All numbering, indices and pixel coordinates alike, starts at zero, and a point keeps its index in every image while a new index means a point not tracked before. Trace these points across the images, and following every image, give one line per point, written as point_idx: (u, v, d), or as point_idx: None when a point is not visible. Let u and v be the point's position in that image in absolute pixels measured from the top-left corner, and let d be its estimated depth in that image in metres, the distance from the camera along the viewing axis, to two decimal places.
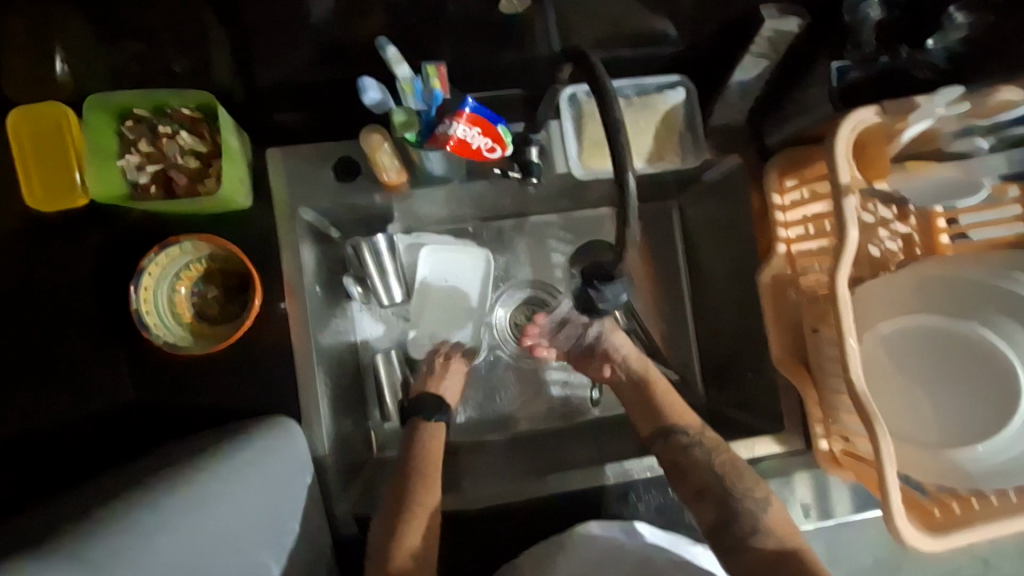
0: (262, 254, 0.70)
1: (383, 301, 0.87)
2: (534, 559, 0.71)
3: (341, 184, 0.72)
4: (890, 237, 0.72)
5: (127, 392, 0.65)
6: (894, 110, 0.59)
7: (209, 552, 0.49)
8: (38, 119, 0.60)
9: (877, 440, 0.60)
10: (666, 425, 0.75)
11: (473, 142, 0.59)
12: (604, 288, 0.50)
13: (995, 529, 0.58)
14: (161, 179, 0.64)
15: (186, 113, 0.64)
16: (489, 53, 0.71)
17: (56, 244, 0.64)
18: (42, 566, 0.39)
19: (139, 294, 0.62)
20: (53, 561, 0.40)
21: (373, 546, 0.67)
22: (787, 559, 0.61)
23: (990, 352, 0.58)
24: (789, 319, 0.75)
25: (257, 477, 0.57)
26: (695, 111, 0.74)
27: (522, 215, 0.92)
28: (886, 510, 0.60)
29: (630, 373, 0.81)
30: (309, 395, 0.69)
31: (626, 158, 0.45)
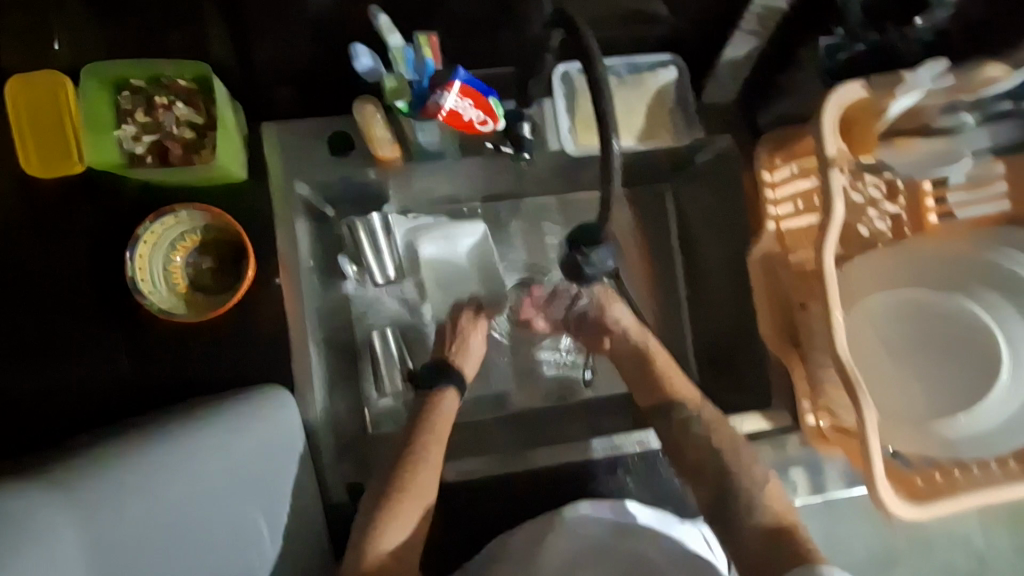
0: (257, 227, 0.70)
1: (377, 280, 0.87)
2: (527, 537, 0.72)
3: (336, 158, 0.73)
4: (879, 217, 0.71)
5: (122, 363, 0.65)
6: (880, 84, 0.60)
7: (195, 502, 0.51)
8: (36, 89, 0.61)
9: (862, 411, 0.60)
10: (665, 400, 0.76)
11: (465, 114, 0.60)
12: (591, 252, 0.52)
13: (977, 498, 0.59)
14: (157, 149, 0.64)
15: (182, 84, 0.64)
16: (490, 35, 0.74)
17: (52, 214, 0.65)
18: (29, 496, 0.42)
19: (133, 263, 0.63)
20: (42, 492, 0.43)
21: (360, 518, 0.67)
22: (784, 533, 0.61)
23: (971, 323, 0.59)
24: (778, 296, 0.75)
25: (251, 434, 0.59)
26: (687, 91, 0.75)
27: (519, 196, 0.92)
28: (869, 478, 0.61)
29: (627, 350, 0.81)
30: (302, 368, 0.69)
31: (611, 124, 0.46)
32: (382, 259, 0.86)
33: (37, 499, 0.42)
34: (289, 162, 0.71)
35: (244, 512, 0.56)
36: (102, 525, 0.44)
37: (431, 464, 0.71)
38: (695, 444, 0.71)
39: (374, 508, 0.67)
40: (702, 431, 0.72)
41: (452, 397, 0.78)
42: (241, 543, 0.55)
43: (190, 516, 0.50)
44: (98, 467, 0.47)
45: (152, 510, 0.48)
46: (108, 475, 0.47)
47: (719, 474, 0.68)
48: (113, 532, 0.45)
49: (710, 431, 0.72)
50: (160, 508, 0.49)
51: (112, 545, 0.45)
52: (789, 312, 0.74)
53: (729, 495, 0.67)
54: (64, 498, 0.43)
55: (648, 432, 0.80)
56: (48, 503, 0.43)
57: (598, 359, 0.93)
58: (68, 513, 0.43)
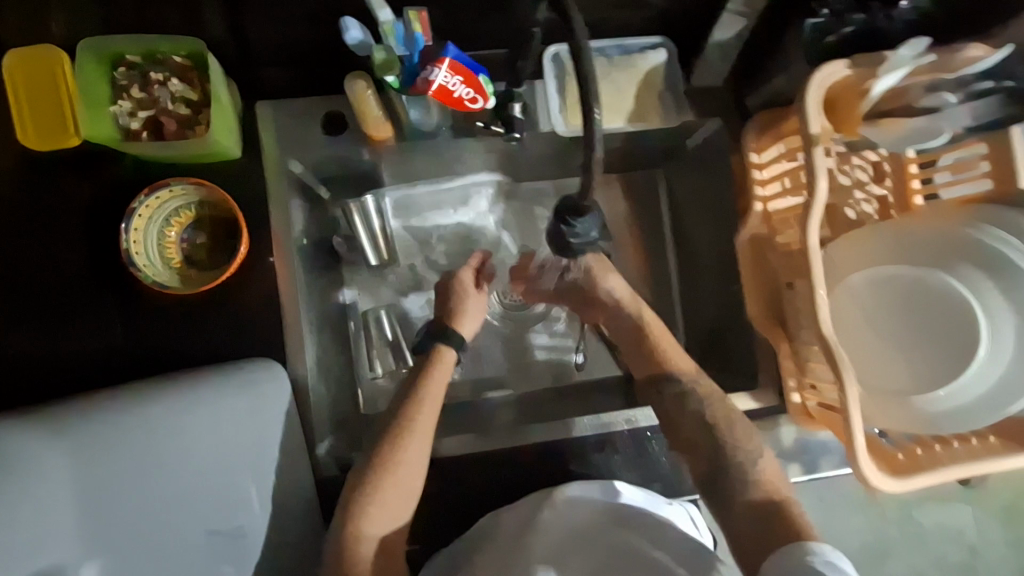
0: (251, 204, 0.71)
1: (370, 262, 0.88)
2: (517, 514, 0.72)
3: (329, 138, 0.73)
4: (866, 199, 0.73)
5: (116, 335, 0.66)
6: (864, 63, 0.61)
7: (178, 455, 0.55)
8: (32, 62, 0.62)
9: (844, 386, 0.61)
10: (657, 373, 0.76)
11: (454, 90, 0.62)
12: (575, 223, 0.53)
13: (955, 470, 0.61)
14: (152, 125, 0.65)
15: (177, 61, 0.65)
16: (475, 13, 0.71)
17: (49, 188, 0.66)
18: (28, 432, 0.49)
19: (128, 236, 0.64)
20: (41, 430, 0.50)
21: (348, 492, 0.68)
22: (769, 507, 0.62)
23: (952, 299, 0.60)
24: (765, 276, 0.75)
25: (243, 403, 0.60)
26: (676, 73, 0.76)
27: (514, 180, 0.91)
28: (851, 451, 0.62)
29: (621, 327, 0.81)
30: (295, 343, 0.71)
31: (595, 99, 0.45)
32: (376, 243, 0.88)
33: (34, 436, 0.50)
34: (281, 140, 0.72)
35: (231, 470, 0.58)
36: (88, 463, 0.50)
37: (415, 445, 0.69)
38: (682, 420, 0.72)
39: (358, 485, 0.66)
40: (689, 408, 0.72)
41: (450, 357, 0.78)
42: (229, 498, 0.57)
43: (171, 466, 0.54)
44: (89, 415, 0.53)
45: (133, 456, 0.53)
46: (97, 422, 0.53)
47: (704, 449, 0.69)
48: (96, 470, 0.50)
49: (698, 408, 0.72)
50: (142, 455, 0.53)
51: (96, 482, 0.50)
52: (775, 293, 0.74)
53: (718, 471, 0.67)
54: (57, 437, 0.50)
55: (642, 410, 0.80)
56: (43, 440, 0.50)
57: (590, 341, 0.94)
58: (59, 448, 0.50)
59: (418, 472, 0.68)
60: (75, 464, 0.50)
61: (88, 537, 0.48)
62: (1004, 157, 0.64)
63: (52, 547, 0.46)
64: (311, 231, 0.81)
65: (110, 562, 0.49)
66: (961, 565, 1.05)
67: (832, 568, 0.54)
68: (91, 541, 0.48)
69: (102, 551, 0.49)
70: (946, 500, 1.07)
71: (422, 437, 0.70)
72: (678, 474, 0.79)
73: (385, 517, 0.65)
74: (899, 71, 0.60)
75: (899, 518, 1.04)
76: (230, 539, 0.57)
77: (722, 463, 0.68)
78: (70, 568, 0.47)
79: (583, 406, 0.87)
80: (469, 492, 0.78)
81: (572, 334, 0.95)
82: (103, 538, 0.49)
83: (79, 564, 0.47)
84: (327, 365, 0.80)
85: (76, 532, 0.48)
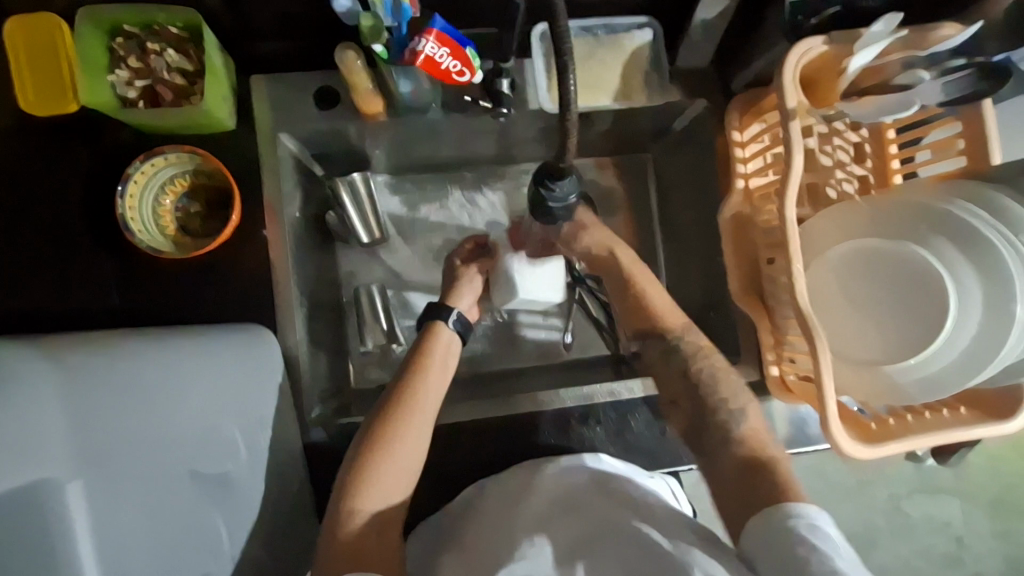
0: (245, 175, 0.73)
1: (362, 239, 0.89)
2: (501, 485, 0.72)
3: (320, 111, 0.75)
4: (847, 178, 0.74)
5: (112, 298, 0.68)
6: (840, 38, 0.62)
7: (172, 390, 0.52)
8: (35, 30, 0.64)
9: (818, 355, 0.62)
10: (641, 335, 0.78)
11: (442, 62, 0.63)
12: (554, 185, 0.58)
13: (927, 438, 0.62)
14: (150, 95, 0.67)
15: (174, 32, 0.67)
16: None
17: (49, 155, 0.68)
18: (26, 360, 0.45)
19: (124, 202, 0.66)
20: (40, 361, 0.46)
21: (345, 462, 0.69)
22: (745, 473, 0.64)
23: (925, 270, 0.61)
24: (747, 254, 0.76)
25: (230, 360, 0.59)
26: (661, 53, 0.77)
27: (507, 160, 0.94)
28: (823, 419, 0.62)
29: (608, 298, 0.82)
30: (286, 309, 0.73)
31: (571, 69, 0.46)
32: (366, 221, 0.89)
33: (28, 354, 0.46)
34: (275, 113, 0.74)
35: (219, 417, 0.56)
36: (77, 381, 0.47)
37: (414, 422, 0.69)
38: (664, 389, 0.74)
39: (356, 462, 0.67)
40: (671, 378, 0.74)
41: (447, 338, 0.77)
42: (215, 445, 0.55)
43: (163, 400, 0.51)
44: (87, 347, 0.50)
45: (132, 391, 0.49)
46: (97, 354, 0.49)
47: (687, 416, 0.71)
48: (86, 389, 0.47)
49: (679, 378, 0.74)
50: (134, 383, 0.50)
51: (85, 401, 0.46)
52: (756, 268, 0.75)
53: (699, 439, 0.70)
54: (53, 360, 0.46)
55: (636, 381, 0.81)
56: (37, 360, 0.46)
57: (578, 320, 0.96)
58: (45, 363, 0.46)
59: (417, 453, 0.68)
60: (64, 380, 0.46)
61: (77, 454, 0.44)
62: (978, 132, 0.65)
63: (40, 458, 0.42)
64: (307, 206, 0.83)
65: (95, 485, 0.45)
66: (946, 555, 1.09)
67: (813, 531, 0.55)
68: (80, 458, 0.44)
69: (89, 472, 0.45)
70: (934, 489, 1.08)
71: (425, 418, 0.70)
72: (661, 447, 0.80)
73: (383, 492, 0.65)
74: (873, 45, 0.61)
75: (878, 497, 1.07)
76: (212, 488, 0.55)
77: (702, 430, 0.69)
78: (56, 483, 0.42)
79: (572, 379, 0.90)
80: (455, 462, 0.79)
81: (559, 313, 0.96)
82: (91, 458, 0.45)
83: (67, 480, 0.43)
84: (319, 336, 0.82)
85: (65, 447, 0.44)
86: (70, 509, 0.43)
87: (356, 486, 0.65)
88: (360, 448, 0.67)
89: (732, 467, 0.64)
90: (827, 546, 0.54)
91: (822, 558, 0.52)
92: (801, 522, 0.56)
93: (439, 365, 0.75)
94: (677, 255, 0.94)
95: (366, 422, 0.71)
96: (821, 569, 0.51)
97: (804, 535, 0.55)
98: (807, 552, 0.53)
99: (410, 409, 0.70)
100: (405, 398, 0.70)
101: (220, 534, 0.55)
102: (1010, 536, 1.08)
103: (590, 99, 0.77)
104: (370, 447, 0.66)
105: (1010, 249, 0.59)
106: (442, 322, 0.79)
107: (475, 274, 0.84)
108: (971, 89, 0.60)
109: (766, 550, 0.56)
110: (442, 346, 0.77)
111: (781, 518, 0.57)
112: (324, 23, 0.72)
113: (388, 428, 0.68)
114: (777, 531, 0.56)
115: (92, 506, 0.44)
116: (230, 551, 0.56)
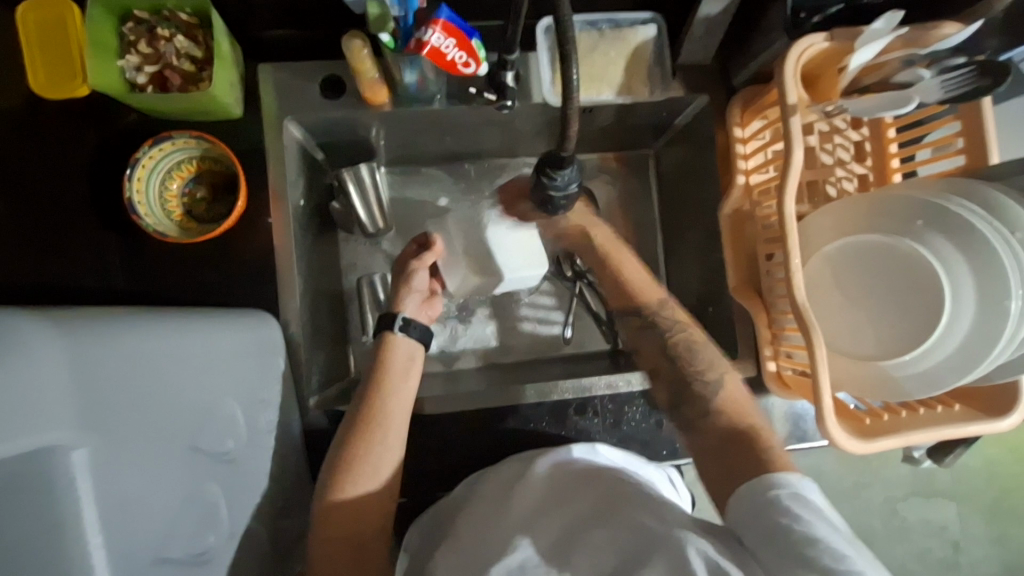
0: (251, 161, 0.74)
1: (367, 229, 0.90)
2: (495, 480, 0.71)
3: (326, 101, 0.76)
4: (847, 177, 0.75)
5: (118, 279, 0.69)
6: (842, 36, 0.63)
7: (174, 363, 0.50)
8: (47, 12, 0.65)
9: (813, 349, 0.62)
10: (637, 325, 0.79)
11: (448, 53, 0.63)
12: (555, 174, 0.59)
13: (919, 435, 0.63)
14: (158, 80, 0.68)
15: (183, 18, 0.68)
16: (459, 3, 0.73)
17: (58, 135, 0.69)
18: (22, 317, 0.39)
19: (132, 184, 0.66)
20: (36, 320, 0.40)
21: (335, 448, 0.69)
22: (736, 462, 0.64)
23: (921, 266, 0.62)
24: (746, 249, 0.76)
25: (225, 341, 0.59)
26: (665, 49, 0.78)
27: (510, 155, 0.95)
28: (819, 413, 0.62)
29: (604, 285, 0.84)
30: (289, 294, 0.73)
31: (573, 59, 0.47)
32: (371, 212, 0.89)
33: (21, 314, 0.40)
34: (282, 102, 0.75)
35: (218, 394, 0.56)
36: (82, 345, 0.42)
37: (397, 405, 0.70)
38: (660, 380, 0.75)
39: (342, 449, 0.67)
40: (668, 370, 0.74)
41: (400, 343, 0.75)
42: (214, 421, 0.55)
43: (166, 373, 0.49)
44: (81, 315, 0.45)
45: (136, 360, 0.46)
46: (96, 322, 0.45)
47: (682, 408, 0.71)
48: (91, 355, 0.42)
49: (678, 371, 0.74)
50: (139, 353, 0.47)
51: (90, 366, 0.41)
52: (755, 263, 0.76)
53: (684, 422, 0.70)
54: (49, 321, 0.41)
55: (632, 374, 0.82)
56: (30, 319, 0.40)
57: (578, 315, 0.97)
58: (46, 324, 0.40)
59: (400, 436, 0.69)
60: (67, 341, 0.40)
61: (85, 418, 0.40)
62: (977, 131, 0.66)
63: (46, 421, 0.37)
64: (310, 194, 0.84)
65: (102, 454, 0.41)
66: (941, 560, 1.09)
67: (796, 499, 0.56)
68: (88, 423, 0.40)
69: (97, 440, 0.40)
70: (931, 493, 1.08)
71: (402, 401, 0.71)
72: (657, 440, 0.80)
73: (372, 476, 0.67)
74: (875, 42, 0.61)
75: (873, 498, 1.07)
76: (213, 462, 0.54)
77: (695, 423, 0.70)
78: (61, 451, 0.38)
79: (570, 371, 0.90)
80: (451, 451, 0.80)
81: (560, 308, 0.97)
82: (98, 426, 0.41)
83: (73, 447, 0.38)
84: (321, 322, 0.83)
85: (72, 410, 0.39)
86: (77, 479, 0.38)
87: (344, 472, 0.66)
88: (353, 434, 0.68)
89: (716, 447, 0.65)
90: (810, 513, 0.54)
91: (805, 526, 0.52)
92: (785, 491, 0.56)
93: (404, 360, 0.74)
94: (678, 252, 0.95)
95: (350, 407, 0.71)
96: (804, 536, 0.52)
97: (787, 504, 0.55)
98: (791, 520, 0.53)
99: (390, 392, 0.70)
100: (385, 382, 0.71)
101: (219, 509, 0.54)
102: (1005, 541, 1.09)
103: (595, 92, 0.77)
104: (356, 434, 0.67)
105: (1003, 242, 0.59)
106: (388, 330, 0.75)
107: (421, 275, 0.82)
108: (971, 85, 0.60)
109: (752, 521, 0.56)
110: (396, 351, 0.74)
111: (767, 492, 0.57)
112: (332, 13, 0.73)
113: (380, 414, 0.69)
114: (761, 502, 0.56)
115: (98, 476, 0.40)
116: (228, 527, 0.56)
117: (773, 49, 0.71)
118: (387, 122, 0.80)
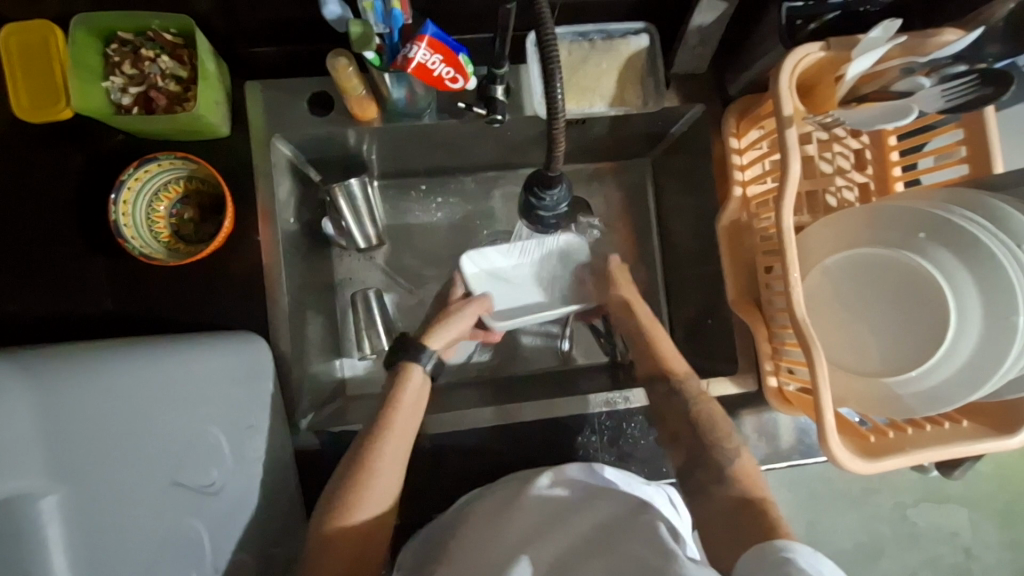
0: (238, 179, 0.73)
1: (359, 245, 0.90)
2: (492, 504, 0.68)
3: (314, 116, 0.74)
4: (847, 186, 0.74)
5: (105, 302, 0.69)
6: (838, 45, 0.61)
7: (152, 396, 0.51)
8: (29, 35, 0.64)
9: (814, 365, 0.59)
10: (660, 377, 0.78)
11: (434, 68, 0.61)
12: (544, 194, 0.59)
13: (924, 454, 0.61)
14: (143, 101, 0.67)
15: (168, 38, 0.67)
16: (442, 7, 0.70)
17: (44, 158, 0.68)
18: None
19: (118, 208, 0.65)
20: (14, 375, 0.43)
21: (338, 475, 0.68)
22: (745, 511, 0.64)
23: (923, 279, 0.60)
24: (743, 260, 0.75)
25: (211, 367, 0.58)
26: (658, 59, 0.76)
27: (504, 167, 0.95)
28: (822, 434, 0.60)
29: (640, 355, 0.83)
30: (278, 312, 0.72)
31: (557, 78, 0.46)
32: (365, 228, 0.89)
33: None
34: (270, 120, 0.74)
35: (203, 426, 0.55)
36: (57, 395, 0.44)
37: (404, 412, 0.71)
38: (678, 441, 0.73)
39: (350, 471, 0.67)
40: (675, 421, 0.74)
41: (420, 377, 0.75)
42: (199, 452, 0.54)
43: (146, 408, 0.50)
44: (55, 358, 0.47)
45: (107, 398, 0.47)
46: (75, 365, 0.47)
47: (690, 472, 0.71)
48: (68, 403, 0.45)
49: None
50: (121, 390, 0.49)
51: (66, 413, 0.44)
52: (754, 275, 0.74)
53: (695, 485, 0.70)
54: (21, 371, 0.44)
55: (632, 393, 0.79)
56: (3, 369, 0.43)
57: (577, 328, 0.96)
58: (16, 372, 0.43)
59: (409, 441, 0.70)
60: (39, 391, 0.43)
61: (55, 465, 0.42)
62: (980, 140, 0.64)
63: (18, 470, 0.40)
64: (302, 210, 0.84)
65: (76, 499, 0.42)
66: (953, 565, 1.06)
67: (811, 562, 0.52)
68: (59, 470, 0.42)
69: (70, 486, 0.42)
70: (941, 499, 1.06)
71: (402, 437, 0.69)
72: (657, 457, 0.77)
73: (370, 505, 0.65)
74: (871, 51, 0.59)
75: (881, 505, 1.05)
76: (194, 495, 0.53)
77: (699, 437, 0.72)
78: (31, 499, 0.40)
79: (567, 382, 0.89)
80: (446, 470, 0.77)
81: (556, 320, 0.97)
82: (73, 471, 0.43)
83: (43, 495, 0.41)
84: (314, 338, 0.82)
85: (43, 458, 0.42)
86: (46, 526, 0.40)
87: (356, 472, 0.66)
88: (355, 458, 0.67)
89: (734, 507, 0.65)
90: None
91: None
92: (802, 549, 0.53)
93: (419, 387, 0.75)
94: (678, 260, 0.94)
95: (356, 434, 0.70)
96: None
97: (798, 559, 0.52)
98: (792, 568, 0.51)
99: (390, 432, 0.68)
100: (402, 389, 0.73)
101: (201, 543, 0.53)
102: (1019, 546, 1.06)
103: (586, 104, 0.75)
104: (361, 459, 0.67)
105: (1010, 254, 0.57)
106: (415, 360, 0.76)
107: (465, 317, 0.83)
108: (973, 93, 0.58)
109: (755, 561, 0.55)
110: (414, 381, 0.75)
111: (767, 546, 0.56)
112: (318, 27, 0.71)
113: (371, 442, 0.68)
114: (769, 552, 0.54)
115: (70, 521, 0.41)
116: (212, 562, 0.55)
117: (771, 57, 0.69)
118: (378, 135, 0.79)
